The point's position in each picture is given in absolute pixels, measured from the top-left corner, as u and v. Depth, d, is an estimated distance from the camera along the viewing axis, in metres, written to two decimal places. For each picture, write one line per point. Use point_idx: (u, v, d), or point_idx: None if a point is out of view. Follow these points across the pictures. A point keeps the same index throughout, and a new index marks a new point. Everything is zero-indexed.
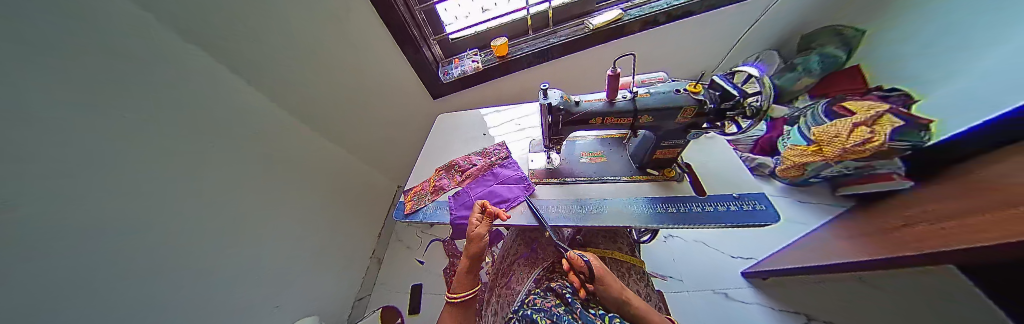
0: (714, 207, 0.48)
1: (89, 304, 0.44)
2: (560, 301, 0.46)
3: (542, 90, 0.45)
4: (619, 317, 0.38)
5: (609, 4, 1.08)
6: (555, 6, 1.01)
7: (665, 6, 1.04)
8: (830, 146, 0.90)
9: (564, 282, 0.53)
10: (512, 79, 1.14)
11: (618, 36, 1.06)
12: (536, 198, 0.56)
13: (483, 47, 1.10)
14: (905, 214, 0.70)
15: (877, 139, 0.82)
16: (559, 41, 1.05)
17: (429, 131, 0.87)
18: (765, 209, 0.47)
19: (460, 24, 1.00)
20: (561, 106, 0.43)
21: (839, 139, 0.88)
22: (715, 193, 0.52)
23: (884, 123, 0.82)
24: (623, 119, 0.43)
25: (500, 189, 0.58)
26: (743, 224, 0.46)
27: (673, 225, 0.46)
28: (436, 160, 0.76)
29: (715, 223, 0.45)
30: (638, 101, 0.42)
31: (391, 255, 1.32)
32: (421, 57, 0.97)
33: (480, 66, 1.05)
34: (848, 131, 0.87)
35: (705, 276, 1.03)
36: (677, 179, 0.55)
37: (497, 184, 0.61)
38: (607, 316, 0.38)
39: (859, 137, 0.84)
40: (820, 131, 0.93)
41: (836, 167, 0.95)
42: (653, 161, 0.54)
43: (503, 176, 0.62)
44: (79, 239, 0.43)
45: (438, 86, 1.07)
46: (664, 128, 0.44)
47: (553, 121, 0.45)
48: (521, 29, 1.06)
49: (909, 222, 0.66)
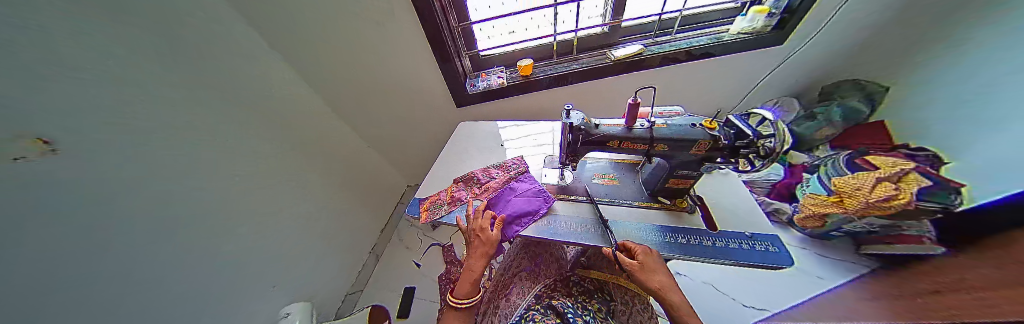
0: (726, 244, 0.48)
1: (91, 264, 0.47)
2: (561, 319, 0.49)
3: (565, 110, 0.48)
4: None
5: (632, 38, 1.14)
6: (581, 35, 1.08)
7: (687, 46, 1.09)
8: (853, 198, 0.87)
9: (565, 302, 0.54)
10: (533, 97, 1.20)
11: (638, 68, 1.11)
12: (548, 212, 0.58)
13: (510, 66, 1.18)
14: (934, 280, 0.66)
15: (902, 196, 0.79)
16: (581, 67, 1.11)
17: (451, 136, 0.92)
18: (778, 253, 0.46)
19: (492, 42, 1.08)
20: (582, 127, 0.46)
21: (862, 192, 0.85)
22: (726, 229, 0.52)
23: (910, 181, 0.80)
24: (638, 145, 0.46)
25: (518, 202, 0.59)
26: (753, 265, 0.45)
27: (683, 256, 0.45)
28: (455, 164, 0.80)
29: (726, 260, 0.45)
30: (655, 130, 0.44)
31: (390, 254, 1.34)
32: (450, 69, 1.04)
33: (504, 82, 1.12)
34: (871, 185, 0.84)
35: (712, 321, 0.98)
36: (689, 210, 0.55)
37: (516, 198, 0.61)
38: None
39: (884, 193, 0.81)
40: (841, 181, 0.90)
41: (858, 222, 0.90)
42: (665, 190, 0.55)
43: (521, 190, 0.63)
44: (96, 200, 0.47)
45: (462, 97, 1.14)
46: (678, 159, 0.46)
47: (572, 140, 0.48)
48: (547, 53, 1.13)
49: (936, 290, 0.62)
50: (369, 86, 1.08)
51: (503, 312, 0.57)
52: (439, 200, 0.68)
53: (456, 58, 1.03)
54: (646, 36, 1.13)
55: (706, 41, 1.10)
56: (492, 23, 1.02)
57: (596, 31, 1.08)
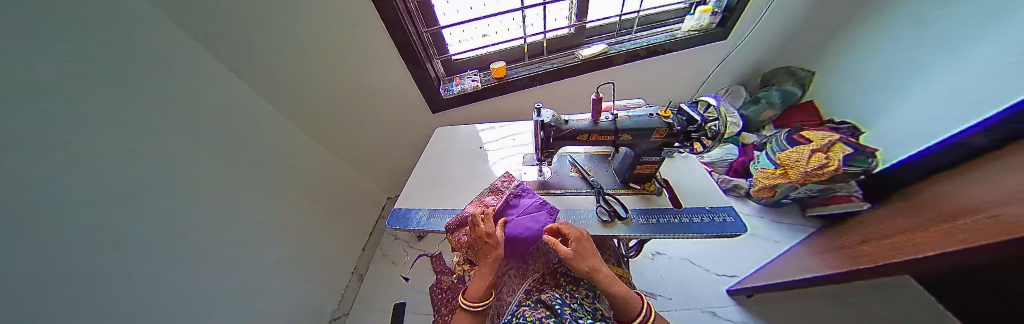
0: (689, 219, 0.54)
1: (58, 297, 0.45)
2: (549, 311, 0.50)
3: (536, 109, 0.50)
4: None
5: (597, 38, 1.20)
6: (549, 37, 1.13)
7: (646, 43, 1.18)
8: (796, 169, 0.99)
9: (555, 294, 0.55)
10: (509, 98, 1.22)
11: (605, 66, 1.18)
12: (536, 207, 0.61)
13: (483, 69, 1.19)
14: (862, 233, 0.78)
15: (832, 163, 0.94)
16: (552, 67, 1.15)
17: (429, 141, 0.92)
18: (734, 221, 0.52)
19: (463, 47, 1.09)
20: (553, 123, 0.49)
21: (802, 163, 0.97)
22: (689, 206, 0.57)
23: (836, 150, 0.95)
24: (605, 136, 0.49)
25: (526, 223, 0.55)
26: (714, 234, 0.51)
27: (654, 234, 0.50)
28: (434, 169, 0.80)
29: (691, 233, 0.50)
30: (618, 122, 0.48)
31: (374, 270, 1.29)
32: (423, 73, 1.03)
33: (479, 85, 1.13)
34: (808, 156, 0.96)
35: (692, 293, 1.05)
36: (656, 193, 0.60)
37: (519, 217, 0.56)
38: None
39: (819, 161, 0.94)
40: (785, 155, 1.01)
41: (802, 187, 1.05)
42: (634, 176, 0.60)
43: (524, 207, 0.58)
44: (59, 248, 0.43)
45: (438, 101, 1.14)
46: (642, 146, 0.50)
47: (546, 137, 0.51)
48: (518, 55, 1.16)
49: (863, 242, 0.73)
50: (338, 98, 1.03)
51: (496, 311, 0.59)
52: (421, 208, 0.68)
53: (428, 64, 1.03)
54: (609, 35, 1.20)
55: (662, 38, 1.19)
56: (462, 27, 1.02)
57: (564, 32, 1.13)
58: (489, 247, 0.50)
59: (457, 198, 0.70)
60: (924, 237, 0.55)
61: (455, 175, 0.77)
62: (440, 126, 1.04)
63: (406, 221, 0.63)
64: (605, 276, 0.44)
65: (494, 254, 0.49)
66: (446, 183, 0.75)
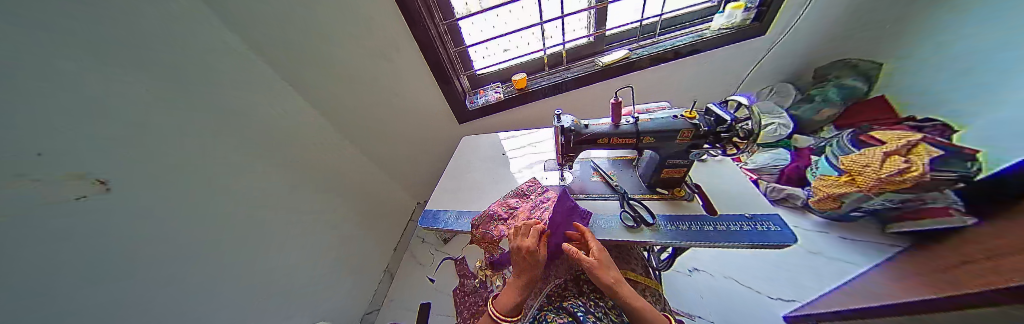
0: (727, 226, 0.49)
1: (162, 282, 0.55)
2: (572, 318, 0.49)
3: (556, 115, 0.52)
4: None
5: (619, 45, 1.20)
6: (570, 47, 1.15)
7: (673, 46, 1.14)
8: (864, 175, 0.86)
9: (577, 301, 0.54)
10: (531, 107, 1.26)
11: (628, 71, 1.16)
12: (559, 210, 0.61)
13: (505, 81, 1.25)
14: (965, 252, 0.64)
15: (914, 168, 0.78)
16: (572, 75, 1.17)
17: (455, 149, 0.98)
18: (781, 230, 0.47)
19: (487, 62, 1.16)
20: (573, 128, 0.51)
21: (873, 167, 0.84)
22: (726, 213, 0.53)
23: (919, 152, 0.80)
24: (627, 139, 0.49)
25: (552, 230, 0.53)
26: (759, 245, 0.46)
27: (687, 242, 0.47)
28: (460, 175, 0.85)
29: (730, 242, 0.46)
30: (639, 124, 0.48)
31: (403, 273, 1.36)
32: (451, 88, 1.11)
33: (501, 96, 1.18)
34: (880, 159, 0.84)
35: (740, 317, 0.93)
36: (687, 198, 0.57)
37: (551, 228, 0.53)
38: None
39: (896, 165, 0.80)
40: (849, 159, 0.89)
41: (877, 199, 0.88)
42: (661, 181, 0.57)
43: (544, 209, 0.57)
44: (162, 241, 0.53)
45: (464, 113, 1.21)
46: (667, 149, 0.49)
47: (566, 141, 0.52)
48: (539, 66, 1.20)
49: (966, 262, 0.60)
50: None
51: None
52: (446, 211, 0.73)
53: (455, 79, 1.12)
54: (631, 41, 1.19)
55: (690, 39, 1.14)
56: (485, 44, 1.10)
57: (584, 41, 1.15)
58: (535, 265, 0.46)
59: (480, 202, 0.73)
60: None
61: (479, 180, 0.81)
62: (466, 135, 1.10)
63: (433, 223, 0.68)
64: (627, 290, 0.43)
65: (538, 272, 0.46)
66: (471, 188, 0.79)
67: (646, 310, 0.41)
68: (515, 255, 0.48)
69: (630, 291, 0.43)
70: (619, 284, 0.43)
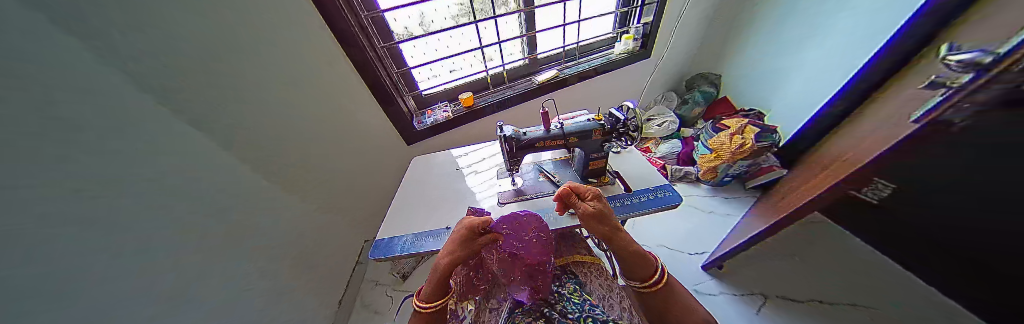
0: (639, 198, 0.65)
1: None
2: (538, 310, 0.56)
3: (499, 126, 0.61)
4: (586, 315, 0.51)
5: (548, 65, 1.40)
6: (508, 68, 1.29)
7: (589, 65, 1.40)
8: (723, 151, 1.20)
9: (547, 294, 0.62)
10: (479, 123, 1.34)
11: (559, 87, 1.36)
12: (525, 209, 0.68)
13: (452, 101, 1.30)
14: (781, 194, 0.97)
15: (747, 142, 1.15)
16: (513, 93, 1.30)
17: (406, 172, 0.97)
18: (671, 194, 0.65)
19: (431, 83, 1.20)
20: (513, 136, 0.59)
21: (727, 145, 1.19)
22: (638, 188, 0.69)
23: (747, 132, 1.18)
24: (558, 140, 0.60)
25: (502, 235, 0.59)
26: (660, 207, 0.62)
27: (615, 215, 0.60)
28: (414, 196, 0.85)
29: (642, 209, 0.62)
30: (565, 128, 0.60)
31: (358, 320, 1.21)
32: (395, 109, 1.11)
33: (449, 115, 1.23)
34: (729, 139, 1.19)
35: (672, 276, 1.15)
36: (611, 183, 0.71)
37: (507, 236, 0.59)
38: None
39: (738, 142, 1.16)
40: (714, 141, 1.23)
41: (734, 166, 1.24)
42: (589, 172, 0.70)
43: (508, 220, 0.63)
44: None
45: (412, 134, 1.21)
46: (589, 145, 0.62)
47: (510, 148, 0.60)
48: (482, 85, 1.30)
49: (782, 200, 0.91)
50: None
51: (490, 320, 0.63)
52: (404, 233, 0.72)
53: (399, 101, 1.12)
54: (558, 62, 1.41)
55: (601, 59, 1.43)
56: (427, 67, 1.14)
57: (519, 63, 1.31)
58: (453, 254, 0.51)
59: (438, 218, 0.75)
60: (813, 186, 0.72)
61: (436, 199, 0.83)
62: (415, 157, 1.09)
63: (391, 249, 0.66)
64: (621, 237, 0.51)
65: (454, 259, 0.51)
66: (426, 207, 0.79)
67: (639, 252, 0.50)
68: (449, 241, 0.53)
69: (629, 238, 0.51)
70: (616, 230, 0.51)
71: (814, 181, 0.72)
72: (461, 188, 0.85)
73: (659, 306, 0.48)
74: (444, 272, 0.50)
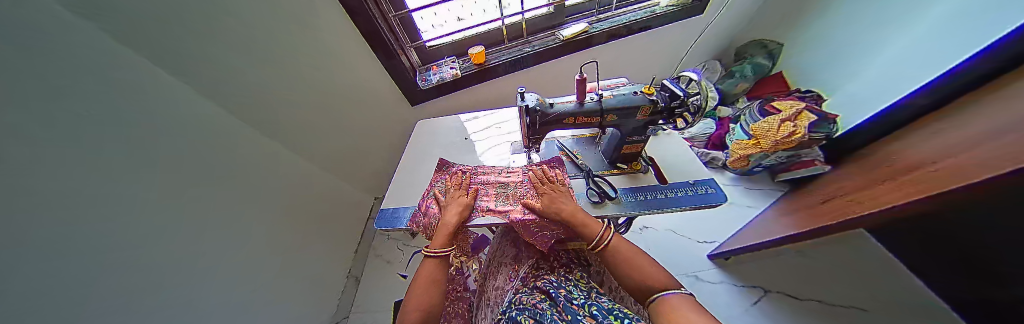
0: (674, 193, 0.55)
1: None
2: (545, 295, 0.52)
3: (519, 94, 0.48)
4: (594, 304, 0.46)
5: (577, 17, 1.17)
6: (529, 17, 1.08)
7: (626, 20, 1.16)
8: (766, 139, 1.05)
9: (550, 278, 0.56)
10: (492, 86, 1.19)
11: (587, 46, 1.16)
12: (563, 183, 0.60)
13: (461, 55, 1.13)
14: (825, 192, 0.86)
15: (799, 131, 0.99)
16: (533, 50, 1.11)
17: (410, 136, 0.88)
18: (715, 192, 0.54)
19: (438, 32, 1.02)
20: (537, 108, 0.48)
21: (772, 132, 1.03)
22: (674, 181, 0.59)
23: (802, 118, 1.00)
24: (592, 117, 0.49)
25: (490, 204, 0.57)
26: (699, 206, 0.53)
27: (644, 211, 0.52)
28: (418, 165, 0.77)
29: (676, 206, 0.52)
30: (603, 102, 0.47)
31: (370, 272, 1.28)
32: (396, 65, 0.96)
33: (458, 73, 1.07)
34: (778, 125, 1.02)
35: (678, 262, 1.12)
36: (643, 171, 0.61)
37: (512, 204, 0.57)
38: (585, 304, 0.46)
39: (787, 130, 1.00)
40: (758, 126, 1.06)
41: (772, 156, 1.10)
42: (621, 156, 0.60)
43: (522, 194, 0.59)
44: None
45: (416, 94, 1.08)
46: (628, 126, 0.50)
47: (531, 123, 0.49)
48: (497, 38, 1.11)
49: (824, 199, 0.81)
50: None
51: (495, 300, 0.59)
52: (405, 206, 0.66)
53: (399, 54, 0.96)
54: (589, 14, 1.17)
55: (642, 14, 1.18)
56: (433, 10, 0.94)
57: (543, 12, 1.09)
58: (458, 201, 0.55)
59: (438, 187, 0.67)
60: (882, 189, 0.60)
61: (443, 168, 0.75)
62: (420, 120, 0.99)
63: (391, 221, 0.61)
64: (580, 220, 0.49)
65: (460, 207, 0.54)
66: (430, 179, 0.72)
67: (626, 254, 0.44)
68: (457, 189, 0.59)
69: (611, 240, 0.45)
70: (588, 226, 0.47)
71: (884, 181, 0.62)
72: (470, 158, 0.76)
73: (622, 259, 0.43)
74: (449, 222, 0.52)
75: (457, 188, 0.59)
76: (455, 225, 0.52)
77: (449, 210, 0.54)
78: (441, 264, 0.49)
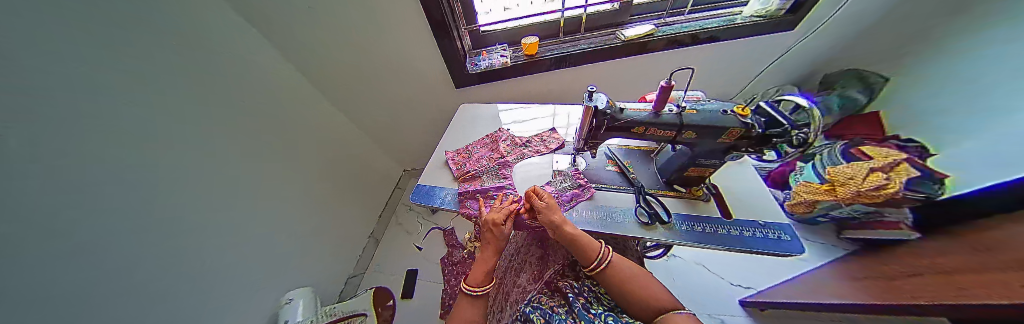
0: (738, 231, 0.49)
1: None
2: (563, 300, 0.51)
3: (588, 92, 0.44)
4: (612, 314, 0.44)
5: (644, 18, 1.08)
6: (591, 12, 1.01)
7: (699, 27, 1.04)
8: (843, 187, 0.84)
9: (573, 282, 0.55)
10: (539, 79, 1.14)
11: (646, 51, 1.06)
12: (610, 201, 0.55)
13: (513, 44, 1.10)
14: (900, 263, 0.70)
15: (891, 186, 0.75)
16: (588, 47, 1.04)
17: (453, 118, 0.88)
18: (790, 240, 0.47)
19: (494, 17, 0.99)
20: (608, 111, 0.43)
21: (853, 181, 0.82)
22: (740, 217, 0.52)
23: (900, 171, 0.75)
24: (667, 132, 0.44)
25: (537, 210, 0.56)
26: (768, 252, 0.46)
27: (700, 244, 0.46)
28: (458, 142, 0.78)
29: (741, 247, 0.46)
30: (684, 116, 0.43)
31: (389, 238, 1.41)
32: (448, 44, 0.93)
33: (508, 61, 1.04)
34: (862, 174, 0.80)
35: (703, 299, 1.03)
36: (703, 199, 0.55)
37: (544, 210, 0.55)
38: (602, 314, 0.44)
39: (873, 182, 0.77)
40: (835, 171, 0.86)
41: (846, 208, 0.92)
42: (681, 178, 0.54)
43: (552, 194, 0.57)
44: None
45: (461, 76, 1.04)
46: (705, 146, 0.46)
47: (596, 125, 0.46)
48: (553, 30, 1.06)
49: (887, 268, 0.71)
50: (363, 62, 0.98)
51: (514, 298, 0.59)
52: (443, 187, 0.66)
53: (455, 35, 0.93)
54: (657, 15, 1.08)
55: (718, 23, 1.05)
56: None
57: (607, 7, 1.01)
58: (490, 239, 0.52)
59: (487, 175, 0.66)
60: (959, 280, 0.48)
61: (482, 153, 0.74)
62: (464, 104, 0.99)
63: (427, 199, 0.62)
64: (566, 234, 0.47)
65: (494, 246, 0.52)
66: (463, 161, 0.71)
67: (648, 284, 0.43)
68: (484, 226, 0.53)
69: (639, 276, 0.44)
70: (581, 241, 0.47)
71: (970, 263, 0.50)
72: (516, 157, 0.69)
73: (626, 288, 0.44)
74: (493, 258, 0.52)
75: (498, 210, 0.53)
76: (494, 261, 0.52)
77: (485, 249, 0.53)
78: (474, 304, 0.48)
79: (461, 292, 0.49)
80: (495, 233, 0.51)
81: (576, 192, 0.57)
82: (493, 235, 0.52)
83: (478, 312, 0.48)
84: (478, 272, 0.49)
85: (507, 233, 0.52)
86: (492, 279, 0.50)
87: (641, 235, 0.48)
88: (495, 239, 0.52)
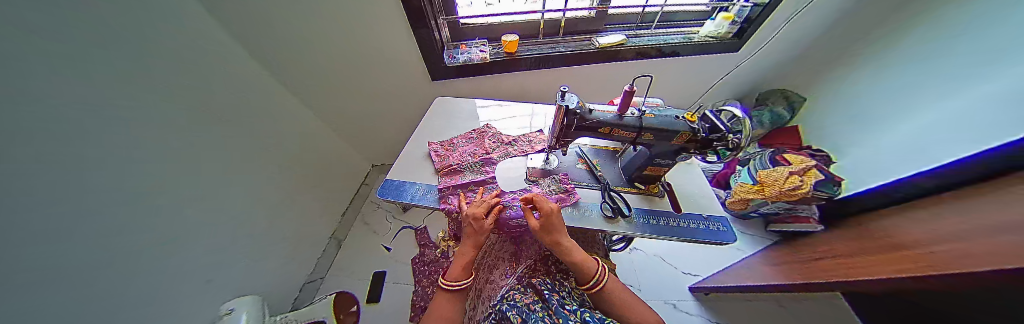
0: (687, 224, 0.55)
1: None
2: (538, 296, 0.52)
3: (561, 92, 0.46)
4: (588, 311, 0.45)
5: (617, 28, 1.15)
6: (569, 16, 1.05)
7: (664, 41, 1.14)
8: (770, 187, 0.99)
9: (546, 279, 0.56)
10: (517, 77, 1.15)
11: (616, 59, 1.13)
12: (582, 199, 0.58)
13: (493, 40, 1.10)
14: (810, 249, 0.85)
15: (804, 187, 0.94)
16: (564, 50, 1.08)
17: (425, 114, 0.85)
18: (727, 230, 0.55)
19: (476, 11, 0.98)
20: (578, 111, 0.46)
21: (778, 182, 0.98)
22: (688, 211, 0.59)
23: (811, 174, 0.95)
24: (629, 133, 0.48)
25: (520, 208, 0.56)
26: (710, 241, 0.53)
27: (655, 235, 0.52)
28: (433, 137, 0.77)
29: (688, 238, 0.53)
30: (643, 119, 0.47)
31: (356, 237, 1.33)
32: (428, 36, 0.90)
33: (487, 57, 1.03)
34: (784, 176, 0.97)
35: (659, 287, 1.14)
36: (659, 195, 0.61)
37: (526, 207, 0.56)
38: (577, 311, 0.45)
39: (793, 183, 0.95)
40: (764, 174, 1.00)
41: (770, 205, 1.08)
42: (640, 176, 0.60)
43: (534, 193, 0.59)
44: None
45: (438, 69, 1.02)
46: (660, 148, 0.51)
47: (567, 124, 0.48)
48: (533, 30, 1.08)
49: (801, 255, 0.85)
50: (337, 49, 0.92)
51: (487, 296, 0.59)
52: (415, 182, 0.64)
53: (433, 24, 0.90)
54: (628, 27, 1.16)
55: (679, 39, 1.16)
56: None
57: (583, 14, 1.06)
58: (470, 235, 0.52)
59: (461, 169, 0.65)
60: (851, 263, 0.60)
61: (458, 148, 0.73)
62: (438, 97, 0.96)
63: (399, 195, 0.60)
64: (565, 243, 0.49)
65: (474, 243, 0.52)
66: (438, 154, 0.70)
67: (622, 295, 0.46)
68: (465, 223, 0.52)
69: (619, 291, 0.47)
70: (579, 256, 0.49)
71: (858, 250, 0.63)
72: (501, 155, 0.69)
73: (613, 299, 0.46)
74: (472, 256, 0.51)
75: (480, 205, 0.53)
76: (472, 256, 0.52)
77: (463, 244, 0.53)
78: (451, 298, 0.48)
79: (438, 287, 0.49)
80: (477, 233, 0.51)
81: (562, 196, 0.57)
82: (474, 233, 0.52)
83: (457, 308, 0.48)
84: (457, 266, 0.49)
85: (488, 229, 0.51)
86: (470, 275, 0.50)
87: (607, 228, 0.52)
88: (474, 234, 0.52)
